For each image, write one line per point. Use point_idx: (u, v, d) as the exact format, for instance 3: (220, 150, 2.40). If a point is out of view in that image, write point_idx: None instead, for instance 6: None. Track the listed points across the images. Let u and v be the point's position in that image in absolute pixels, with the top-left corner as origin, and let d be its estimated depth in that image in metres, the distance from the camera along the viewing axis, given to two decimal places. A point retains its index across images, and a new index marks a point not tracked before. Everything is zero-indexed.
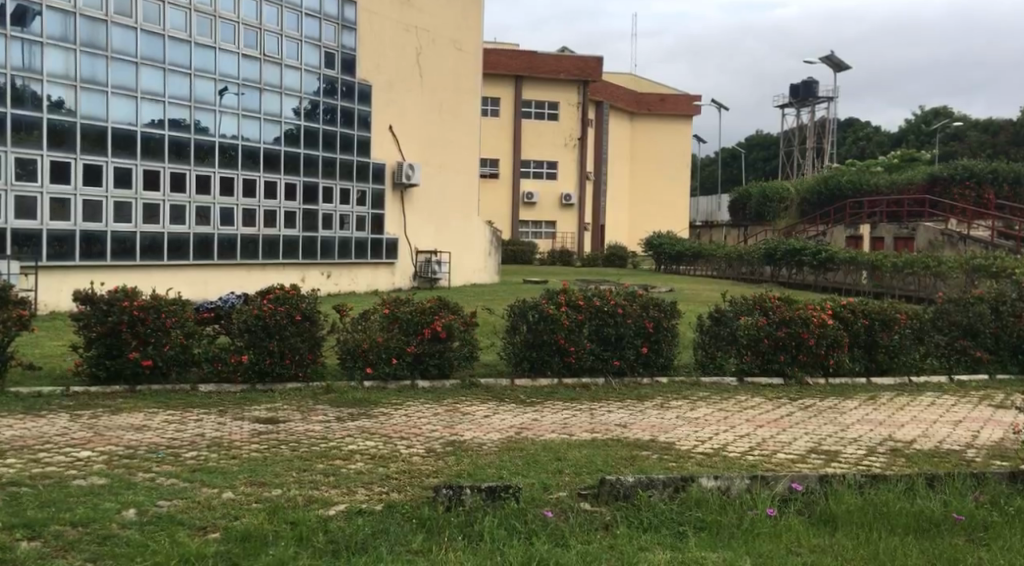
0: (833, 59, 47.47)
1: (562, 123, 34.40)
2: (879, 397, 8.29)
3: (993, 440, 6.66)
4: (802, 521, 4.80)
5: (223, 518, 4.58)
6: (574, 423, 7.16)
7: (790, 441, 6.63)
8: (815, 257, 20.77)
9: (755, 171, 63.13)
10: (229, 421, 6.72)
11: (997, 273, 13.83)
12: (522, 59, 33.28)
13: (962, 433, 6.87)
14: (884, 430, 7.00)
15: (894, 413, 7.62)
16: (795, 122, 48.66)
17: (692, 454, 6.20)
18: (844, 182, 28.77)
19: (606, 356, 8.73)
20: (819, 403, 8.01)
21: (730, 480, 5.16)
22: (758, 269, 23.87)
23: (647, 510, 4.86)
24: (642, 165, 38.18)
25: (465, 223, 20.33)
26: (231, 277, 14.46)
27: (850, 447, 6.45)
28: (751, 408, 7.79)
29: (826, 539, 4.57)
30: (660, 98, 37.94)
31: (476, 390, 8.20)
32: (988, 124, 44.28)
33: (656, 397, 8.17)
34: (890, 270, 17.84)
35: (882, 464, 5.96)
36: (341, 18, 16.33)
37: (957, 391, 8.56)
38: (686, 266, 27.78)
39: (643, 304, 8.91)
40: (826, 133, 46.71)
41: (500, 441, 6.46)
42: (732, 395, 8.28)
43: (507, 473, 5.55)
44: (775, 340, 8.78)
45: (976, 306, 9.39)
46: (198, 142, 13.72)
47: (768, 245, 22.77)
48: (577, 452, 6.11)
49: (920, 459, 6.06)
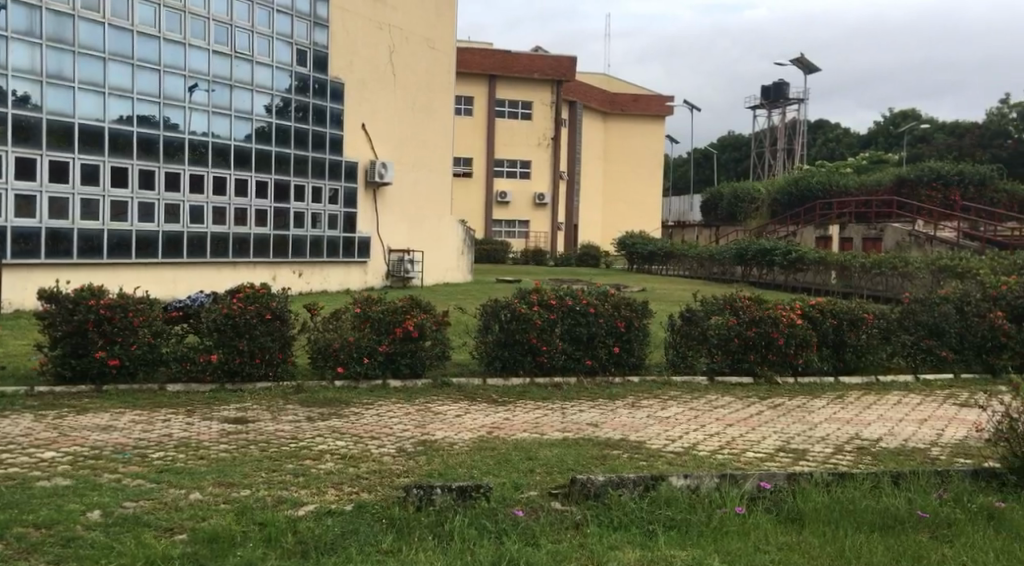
0: (803, 61, 47.95)
1: (535, 122, 34.43)
2: (846, 396, 8.40)
3: (956, 438, 6.76)
4: (770, 519, 4.85)
5: (189, 519, 4.54)
6: (546, 422, 7.18)
7: (759, 439, 6.69)
8: (785, 257, 20.96)
9: (727, 171, 63.65)
10: (197, 421, 6.66)
11: (962, 273, 14.07)
12: (496, 58, 33.29)
13: (926, 431, 6.98)
14: (850, 428, 7.08)
15: (861, 411, 7.72)
16: (766, 123, 49.10)
17: (662, 453, 6.25)
18: (814, 183, 29.09)
19: (578, 355, 8.75)
20: (788, 402, 8.09)
21: (699, 479, 5.21)
22: (729, 268, 24.05)
23: (618, 508, 4.88)
24: (615, 165, 38.32)
25: (438, 221, 20.30)
26: (200, 275, 14.33)
27: (817, 445, 6.52)
28: (721, 407, 7.84)
29: (793, 537, 4.62)
30: (633, 98, 38.04)
31: (448, 390, 8.19)
32: (955, 127, 44.96)
33: (627, 396, 8.22)
34: (858, 269, 18.06)
35: (848, 463, 6.04)
36: (313, 15, 16.23)
37: (922, 390, 8.68)
38: (658, 265, 27.92)
39: (616, 304, 8.95)
40: (796, 134, 47.18)
41: (472, 440, 6.46)
42: (702, 394, 8.35)
43: (477, 472, 5.55)
44: (745, 340, 8.86)
45: (941, 306, 9.51)
46: (167, 139, 13.58)
47: (739, 244, 22.95)
48: (548, 452, 6.11)
49: (885, 457, 6.14)
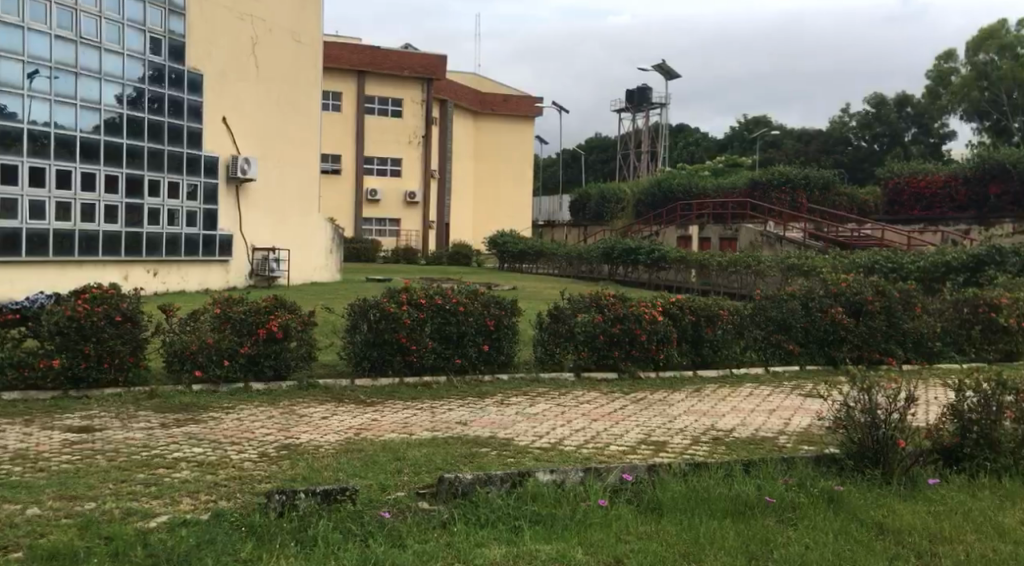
0: (665, 67, 49.62)
1: (404, 120, 34.22)
2: (703, 389, 8.75)
3: (801, 426, 7.16)
4: (631, 510, 4.99)
5: (27, 536, 4.26)
6: (414, 421, 7.13)
7: (622, 433, 6.86)
8: (648, 256, 21.62)
9: (594, 172, 65.13)
10: (38, 431, 6.27)
11: (808, 271, 14.91)
12: (364, 54, 32.92)
13: (776, 421, 7.34)
14: (706, 419, 7.38)
15: (717, 403, 8.06)
16: (630, 126, 50.53)
17: (529, 449, 6.32)
18: (675, 185, 30.17)
19: (448, 354, 8.74)
20: (650, 396, 8.35)
21: (563, 474, 5.31)
22: (596, 267, 24.60)
23: (484, 506, 4.91)
24: (486, 164, 38.54)
25: (304, 219, 19.82)
26: (42, 275, 13.49)
27: (676, 437, 6.76)
28: (586, 402, 8.01)
29: (651, 526, 4.77)
30: (503, 98, 38.36)
31: (313, 391, 8.02)
32: (803, 133, 47.60)
33: (495, 394, 8.27)
34: (716, 268, 18.83)
35: (704, 453, 6.28)
36: (167, 3, 15.56)
37: (771, 382, 9.15)
38: (528, 264, 28.20)
39: (485, 303, 8.99)
40: (659, 137, 48.77)
41: (337, 443, 6.35)
42: (569, 390, 8.50)
43: (342, 475, 5.46)
44: (610, 336, 9.08)
45: (789, 302, 10.01)
46: (3, 129, 12.72)
47: (606, 244, 23.53)
48: (415, 451, 6.08)
49: (737, 446, 6.43)
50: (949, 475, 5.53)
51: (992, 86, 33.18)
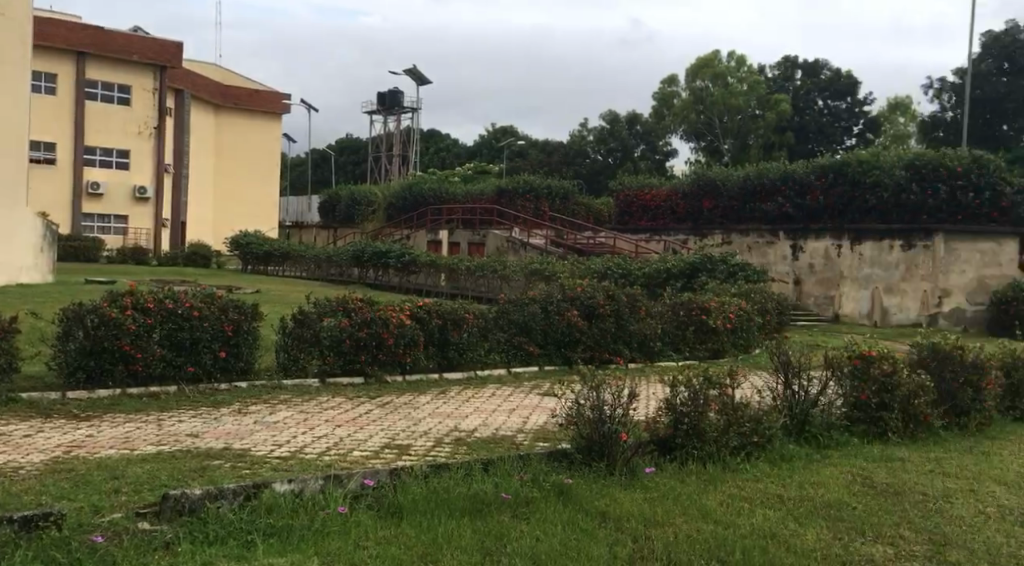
0: (416, 72, 49.96)
1: (134, 109, 31.82)
2: (448, 391, 8.81)
3: (539, 424, 7.39)
4: (370, 515, 4.87)
5: None
6: (138, 436, 6.56)
7: (365, 439, 6.71)
8: (399, 260, 21.57)
9: (344, 173, 64.22)
10: None
11: (550, 276, 15.55)
12: (86, 33, 30.11)
13: (515, 420, 7.52)
14: (450, 421, 7.41)
15: (461, 405, 8.14)
16: (381, 129, 50.34)
17: (266, 460, 6.01)
18: (425, 190, 30.42)
19: (179, 362, 8.14)
20: (395, 400, 8.27)
21: (301, 483, 5.08)
22: (345, 270, 24.17)
23: (213, 522, 4.59)
24: (227, 161, 36.83)
25: (11, 213, 17.71)
26: None
27: (419, 440, 6.72)
28: (329, 408, 7.78)
29: (390, 531, 4.68)
30: (247, 92, 36.83)
31: (17, 407, 7.15)
32: (547, 144, 49.87)
33: (232, 403, 7.81)
34: (465, 271, 19.14)
35: (446, 454, 6.29)
36: None
37: (513, 383, 9.41)
38: (274, 266, 27.18)
39: (222, 308, 8.42)
40: (410, 141, 49.00)
41: (43, 463, 5.67)
42: (313, 396, 8.23)
43: (48, 498, 4.88)
44: (356, 341, 8.89)
45: (529, 306, 10.35)
46: None
47: (355, 246, 23.21)
48: (136, 468, 5.56)
49: (478, 446, 6.51)
50: (663, 463, 5.92)
51: (706, 110, 36.50)
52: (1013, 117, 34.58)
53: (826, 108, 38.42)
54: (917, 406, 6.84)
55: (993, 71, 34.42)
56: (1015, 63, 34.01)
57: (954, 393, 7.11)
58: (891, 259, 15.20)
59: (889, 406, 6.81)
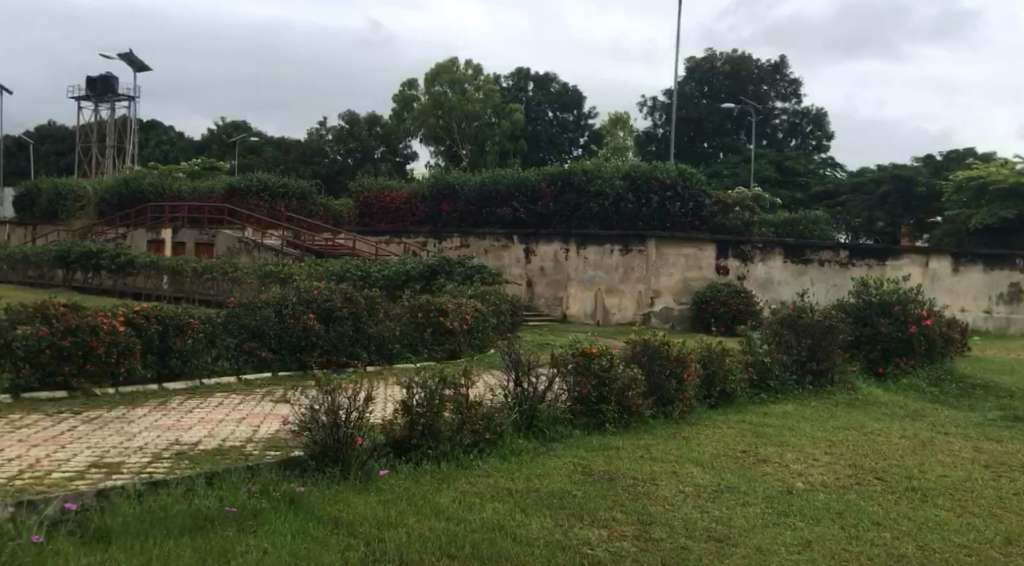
0: (133, 58, 46.33)
1: None
2: (168, 402, 8.25)
3: (269, 433, 7.11)
4: (74, 542, 4.47)
5: None
6: None
7: (69, 458, 6.13)
8: (113, 261, 19.89)
9: (47, 164, 58.12)
10: None
11: (283, 277, 15.07)
12: None
13: (242, 430, 7.20)
14: (170, 434, 6.95)
15: (183, 416, 7.66)
16: (93, 117, 46.14)
17: None
18: (145, 186, 28.34)
19: None
20: (106, 414, 7.61)
21: None
22: (48, 272, 21.87)
23: None
24: None
25: None
26: None
27: (133, 456, 6.24)
28: (27, 426, 7.02)
29: (97, 556, 4.30)
30: None
31: None
32: (281, 141, 48.34)
33: None
34: (190, 274, 18.04)
35: (164, 469, 5.89)
36: None
37: (242, 391, 8.99)
38: None
39: None
40: (127, 132, 45.40)
41: None
42: (6, 413, 7.38)
43: None
44: (58, 351, 8.10)
45: (262, 309, 9.91)
46: None
47: (60, 246, 21.07)
48: None
49: (201, 459, 6.17)
50: (399, 465, 5.93)
51: (445, 115, 36.42)
52: (712, 134, 38.40)
53: (555, 119, 40.76)
54: (629, 398, 7.37)
55: (695, 94, 38.27)
56: (713, 87, 38.12)
57: (661, 384, 7.73)
58: (612, 262, 16.20)
59: (606, 400, 7.30)
